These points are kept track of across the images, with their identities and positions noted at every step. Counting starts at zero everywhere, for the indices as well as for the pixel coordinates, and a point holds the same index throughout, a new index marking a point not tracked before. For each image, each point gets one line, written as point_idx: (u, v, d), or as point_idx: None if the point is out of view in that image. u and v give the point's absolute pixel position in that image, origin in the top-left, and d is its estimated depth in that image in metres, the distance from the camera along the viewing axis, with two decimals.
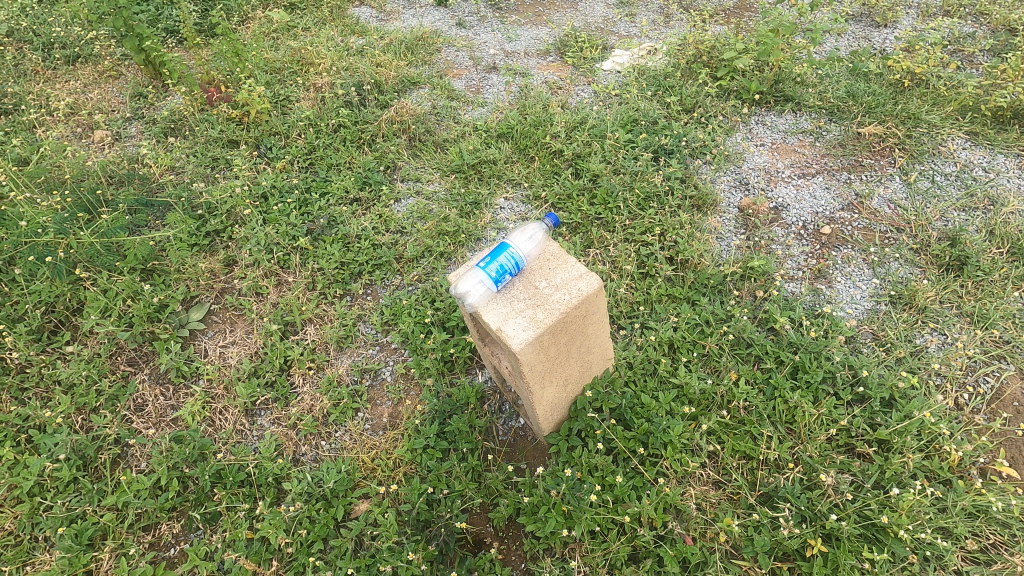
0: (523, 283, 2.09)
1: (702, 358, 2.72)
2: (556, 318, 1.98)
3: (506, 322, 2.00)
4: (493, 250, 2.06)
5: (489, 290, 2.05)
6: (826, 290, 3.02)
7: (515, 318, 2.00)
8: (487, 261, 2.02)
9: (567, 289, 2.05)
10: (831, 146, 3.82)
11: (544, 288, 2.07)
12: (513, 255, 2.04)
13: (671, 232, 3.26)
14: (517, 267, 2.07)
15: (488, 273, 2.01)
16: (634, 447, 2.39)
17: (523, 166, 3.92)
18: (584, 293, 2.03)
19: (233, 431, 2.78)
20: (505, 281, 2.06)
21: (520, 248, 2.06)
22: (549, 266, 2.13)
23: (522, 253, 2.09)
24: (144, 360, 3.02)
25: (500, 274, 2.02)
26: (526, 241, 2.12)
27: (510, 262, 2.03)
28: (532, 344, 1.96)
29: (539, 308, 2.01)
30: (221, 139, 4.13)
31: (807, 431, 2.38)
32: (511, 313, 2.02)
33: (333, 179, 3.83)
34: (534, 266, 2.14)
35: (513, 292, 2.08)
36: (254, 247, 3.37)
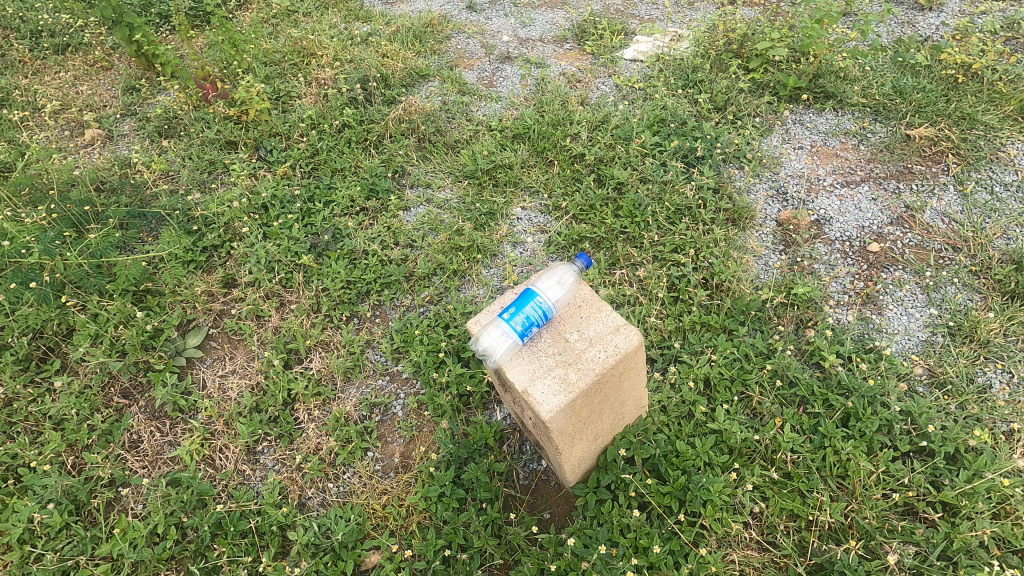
0: (551, 335, 1.86)
1: (741, 400, 2.50)
2: (591, 380, 1.75)
3: (533, 382, 1.77)
4: (518, 297, 1.82)
5: (514, 344, 1.81)
6: (876, 318, 2.76)
7: (543, 380, 1.77)
8: (512, 311, 1.79)
9: (602, 345, 1.81)
10: (877, 151, 3.51)
11: (576, 341, 1.84)
12: (541, 305, 1.80)
13: (705, 251, 3.00)
14: (546, 318, 1.83)
15: (514, 328, 1.76)
16: (670, 504, 2.19)
17: (541, 171, 3.63)
18: (622, 351, 1.79)
19: (235, 472, 2.60)
20: (532, 334, 1.82)
21: (548, 298, 1.81)
22: (581, 314, 1.89)
23: (551, 301, 1.85)
24: (139, 391, 2.83)
25: (527, 327, 1.78)
26: (555, 288, 1.88)
27: (538, 315, 1.79)
28: (563, 411, 1.74)
29: (571, 367, 1.78)
30: (218, 141, 3.87)
31: (861, 489, 2.16)
32: (538, 371, 1.80)
33: (338, 186, 3.57)
34: (563, 314, 1.90)
35: (541, 346, 1.84)
36: (253, 266, 3.14)
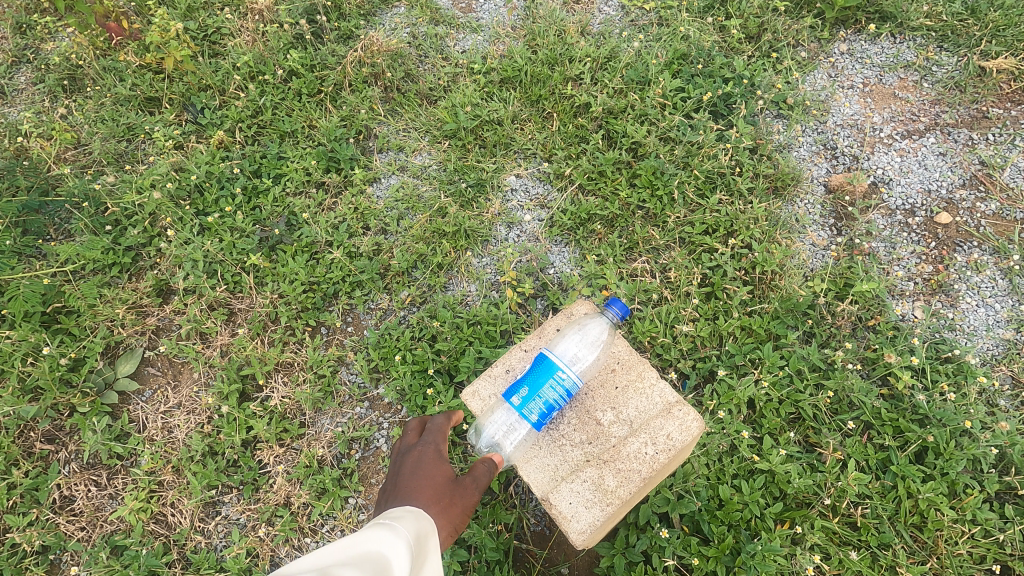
0: (585, 423, 1.69)
1: (794, 428, 2.08)
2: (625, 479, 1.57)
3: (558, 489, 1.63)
4: (533, 372, 1.40)
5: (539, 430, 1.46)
6: (948, 312, 2.29)
7: (576, 483, 1.63)
8: (526, 395, 1.39)
9: (643, 444, 1.65)
10: (945, 91, 2.86)
11: (609, 428, 1.67)
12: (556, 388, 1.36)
13: (744, 233, 2.45)
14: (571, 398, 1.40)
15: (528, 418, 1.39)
16: (716, 570, 1.83)
17: (537, 127, 2.91)
18: (666, 452, 1.63)
19: (192, 531, 2.18)
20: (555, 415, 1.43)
21: (571, 375, 1.37)
22: (617, 397, 1.70)
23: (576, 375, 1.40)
24: (66, 434, 2.35)
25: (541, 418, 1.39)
26: (574, 360, 1.70)
27: (558, 396, 1.37)
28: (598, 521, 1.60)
29: (608, 470, 1.63)
30: (135, 99, 3.11)
31: (943, 544, 1.80)
32: (565, 471, 1.66)
33: (289, 156, 2.89)
34: (597, 395, 1.72)
35: (574, 438, 1.68)
36: (190, 270, 2.55)
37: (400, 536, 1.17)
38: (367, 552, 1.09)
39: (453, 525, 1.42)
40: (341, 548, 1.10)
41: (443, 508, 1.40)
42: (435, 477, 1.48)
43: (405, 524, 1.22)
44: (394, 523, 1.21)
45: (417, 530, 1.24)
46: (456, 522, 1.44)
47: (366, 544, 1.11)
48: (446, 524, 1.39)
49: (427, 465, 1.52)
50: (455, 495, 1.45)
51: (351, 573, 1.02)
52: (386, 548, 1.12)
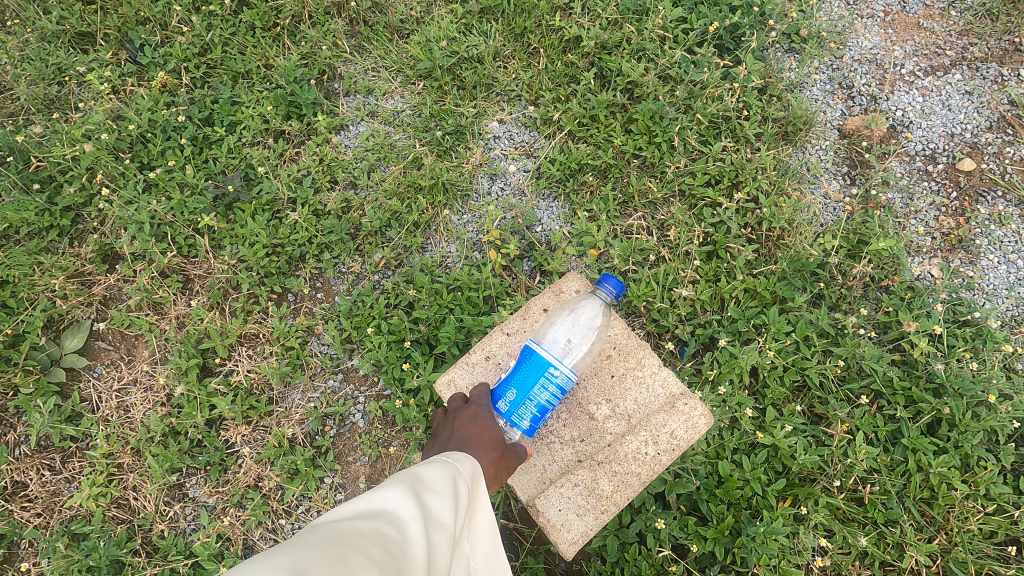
0: (576, 417, 1.80)
1: (800, 398, 1.94)
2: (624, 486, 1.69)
3: (546, 491, 1.74)
4: (519, 373, 1.43)
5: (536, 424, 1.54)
6: (968, 270, 2.12)
7: (570, 481, 1.74)
8: (515, 396, 1.42)
9: (639, 442, 1.74)
10: (976, 19, 2.55)
11: (601, 426, 1.78)
12: (551, 391, 1.38)
13: (750, 185, 2.22)
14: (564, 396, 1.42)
15: (521, 425, 1.42)
16: (714, 552, 1.73)
17: (522, 65, 2.59)
18: (662, 450, 1.72)
19: (158, 516, 2.05)
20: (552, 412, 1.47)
21: (561, 372, 1.37)
22: (606, 390, 1.80)
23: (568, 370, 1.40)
24: (13, 415, 2.16)
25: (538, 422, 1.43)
26: (566, 344, 1.68)
27: (549, 397, 1.39)
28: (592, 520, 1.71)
29: (601, 469, 1.73)
30: (64, 35, 2.72)
31: (953, 521, 1.70)
32: (554, 473, 1.77)
33: (243, 100, 2.56)
34: (587, 388, 1.81)
35: (566, 435, 1.79)
36: (137, 233, 2.29)
37: (473, 471, 1.20)
38: (448, 478, 1.12)
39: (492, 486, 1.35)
40: (424, 468, 1.13)
41: (491, 465, 1.32)
42: (489, 429, 1.41)
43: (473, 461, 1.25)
44: (464, 458, 1.23)
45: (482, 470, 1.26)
46: (499, 480, 1.37)
47: (445, 472, 1.13)
48: (491, 479, 1.32)
49: (475, 416, 1.44)
50: (505, 452, 1.39)
51: (441, 495, 1.06)
52: (461, 481, 1.15)
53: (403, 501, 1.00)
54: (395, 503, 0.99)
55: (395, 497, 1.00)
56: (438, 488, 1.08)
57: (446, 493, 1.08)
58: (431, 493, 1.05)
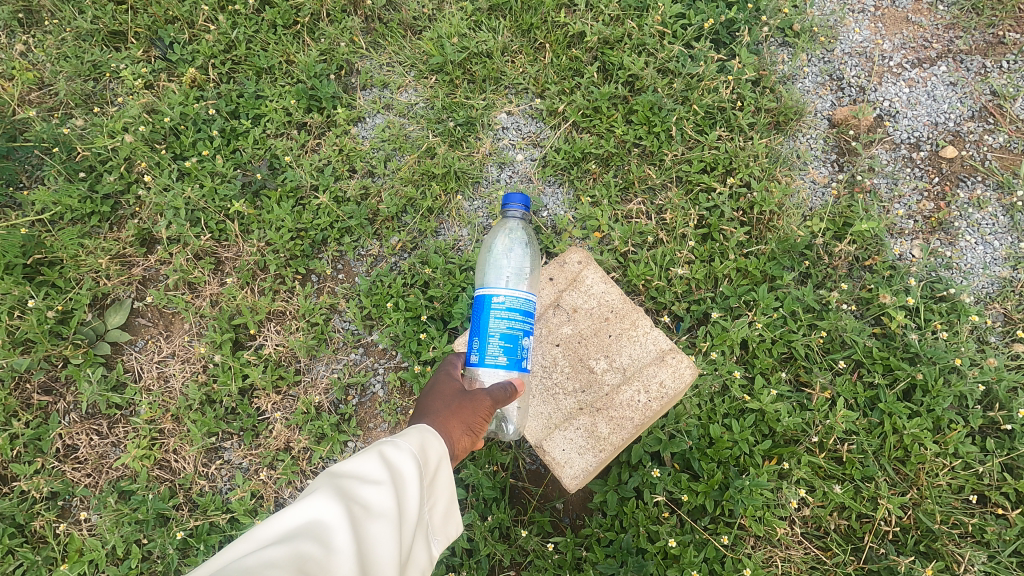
0: (577, 369, 1.93)
1: (786, 367, 2.10)
2: (624, 431, 1.83)
3: (549, 436, 1.87)
4: (476, 323, 1.55)
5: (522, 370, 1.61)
6: (947, 251, 2.27)
7: (571, 429, 1.87)
8: (482, 342, 1.52)
9: (636, 390, 1.88)
10: (962, 13, 2.67)
11: (600, 378, 1.92)
12: (512, 315, 1.50)
13: (743, 171, 2.37)
14: (519, 317, 1.52)
15: (498, 362, 1.50)
16: (705, 505, 1.90)
17: (529, 59, 2.74)
18: (659, 396, 1.85)
19: (197, 476, 2.24)
20: (525, 345, 1.56)
21: (501, 295, 1.49)
22: (607, 343, 1.95)
23: (523, 294, 1.53)
24: (62, 385, 2.36)
25: (513, 353, 1.51)
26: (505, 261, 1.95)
27: (506, 322, 1.50)
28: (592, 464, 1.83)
29: (601, 416, 1.87)
30: (98, 34, 2.90)
31: (924, 476, 1.86)
32: (559, 419, 1.88)
33: (267, 95, 2.73)
34: (589, 342, 1.97)
35: (566, 386, 1.91)
36: (173, 218, 2.48)
37: (410, 448, 1.20)
38: (383, 464, 1.11)
39: (468, 433, 1.46)
40: (355, 463, 1.10)
41: (450, 417, 1.45)
42: (447, 393, 1.55)
43: (411, 434, 1.25)
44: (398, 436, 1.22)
45: (425, 438, 1.28)
46: (471, 427, 1.47)
47: (375, 458, 1.12)
48: (456, 428, 1.44)
49: (440, 386, 1.60)
50: (464, 402, 1.50)
51: (375, 491, 1.05)
52: (396, 462, 1.15)
53: (327, 508, 0.97)
54: (319, 512, 0.97)
55: (320, 506, 0.98)
56: (369, 479, 1.07)
57: (378, 482, 1.08)
58: (362, 491, 1.03)
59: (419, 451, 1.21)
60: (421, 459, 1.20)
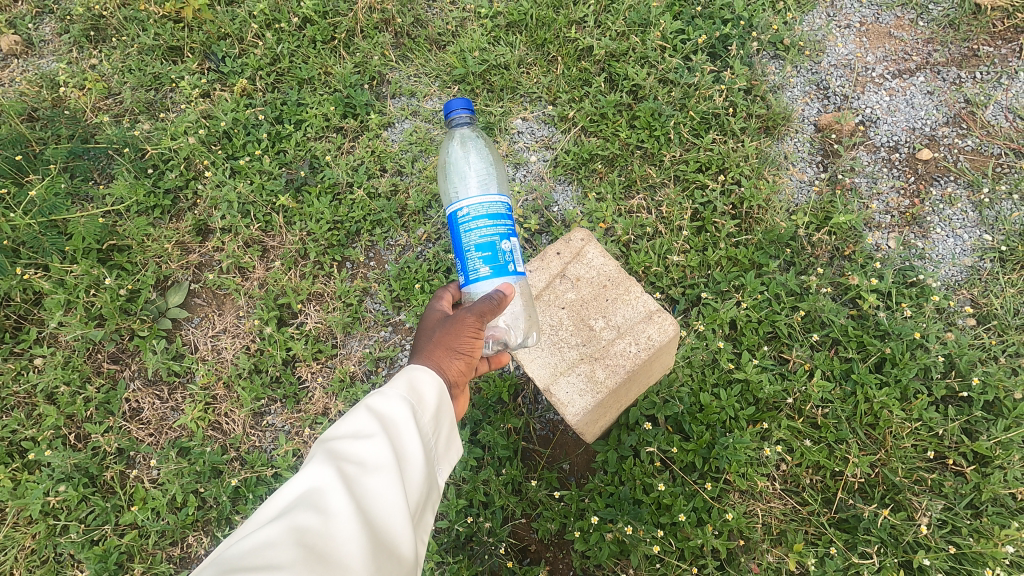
0: (576, 323, 2.01)
1: (770, 344, 2.35)
2: (619, 376, 1.87)
3: (547, 387, 1.92)
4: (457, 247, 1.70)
5: (517, 275, 1.70)
6: (920, 242, 2.50)
7: (569, 377, 1.92)
8: (464, 261, 1.66)
9: (632, 340, 1.93)
10: (939, 29, 2.92)
11: (599, 332, 1.98)
12: (479, 225, 1.61)
13: (734, 170, 2.64)
14: (487, 221, 1.62)
15: (481, 271, 1.63)
16: (694, 462, 2.14)
17: (542, 71, 3.04)
18: (654, 344, 1.89)
19: (245, 436, 2.53)
20: (506, 249, 1.65)
21: (463, 207, 1.63)
22: (605, 300, 2.03)
23: (486, 200, 1.64)
24: (129, 355, 2.69)
25: (494, 261, 1.63)
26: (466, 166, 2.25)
27: (476, 230, 1.62)
28: (590, 409, 1.86)
29: (598, 365, 1.92)
30: (159, 49, 3.25)
31: (891, 439, 2.09)
32: (563, 366, 1.94)
33: (308, 102, 3.06)
34: (587, 300, 2.05)
35: (565, 339, 1.99)
36: (226, 210, 2.81)
37: (394, 399, 1.35)
38: (370, 421, 1.28)
39: (458, 358, 1.61)
40: (343, 432, 1.26)
41: (436, 349, 1.59)
42: (431, 332, 1.68)
43: (395, 385, 1.40)
44: (382, 388, 1.37)
45: (412, 385, 1.43)
46: (458, 351, 1.61)
47: (361, 419, 1.28)
48: (444, 358, 1.59)
49: (429, 323, 1.74)
50: (444, 334, 1.62)
51: (365, 450, 1.22)
52: (382, 417, 1.31)
53: (319, 478, 1.15)
54: (314, 481, 1.15)
55: (313, 479, 1.15)
56: (357, 439, 1.24)
57: (365, 438, 1.24)
58: (351, 457, 1.21)
59: (403, 399, 1.36)
60: (408, 406, 1.35)
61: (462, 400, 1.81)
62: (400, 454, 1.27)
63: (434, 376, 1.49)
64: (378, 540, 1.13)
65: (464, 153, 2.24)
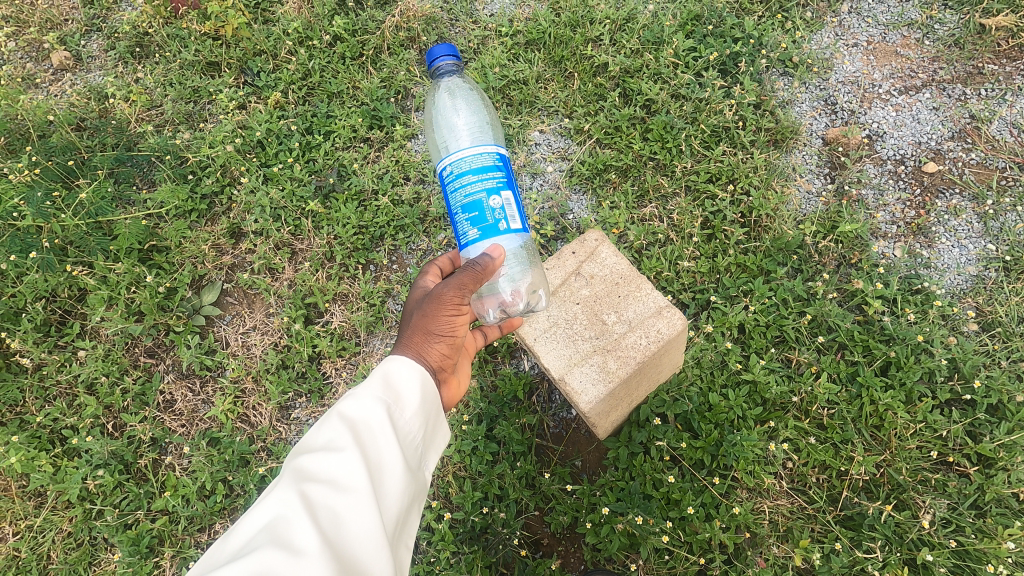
0: (590, 318, 2.12)
1: (777, 347, 2.42)
2: (630, 367, 1.97)
3: (561, 377, 2.03)
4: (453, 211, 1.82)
5: (510, 229, 1.76)
6: (925, 252, 2.57)
7: (583, 368, 2.02)
8: (458, 222, 1.78)
9: (643, 332, 2.03)
10: (944, 48, 3.02)
11: (611, 326, 2.09)
12: (464, 183, 1.73)
13: (743, 181, 2.74)
14: (471, 177, 1.73)
15: (470, 230, 1.73)
16: (703, 459, 2.22)
17: (559, 86, 3.19)
18: (664, 337, 2.00)
19: (271, 429, 2.65)
20: (493, 205, 1.73)
21: (449, 168, 1.76)
22: (618, 296, 2.13)
23: (470, 155, 1.74)
24: (164, 350, 2.85)
25: (481, 221, 1.73)
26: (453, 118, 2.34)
27: (463, 189, 1.74)
28: (602, 397, 1.96)
29: (610, 356, 2.02)
30: (198, 63, 3.46)
31: (896, 439, 2.15)
32: (577, 357, 2.05)
33: (337, 114, 3.23)
34: (601, 296, 2.15)
35: (579, 332, 2.10)
36: (259, 215, 2.97)
37: (366, 404, 1.41)
38: (339, 435, 1.33)
39: (439, 341, 1.69)
40: (313, 450, 1.32)
41: (416, 337, 1.68)
42: (410, 323, 1.76)
43: (367, 389, 1.45)
44: (352, 395, 1.42)
45: (387, 384, 1.49)
46: (437, 334, 1.69)
47: (332, 432, 1.34)
48: (424, 343, 1.67)
49: (408, 314, 1.82)
50: (422, 323, 1.70)
51: (333, 469, 1.29)
52: (354, 426, 1.37)
53: (286, 506, 1.21)
54: (281, 509, 1.21)
55: (281, 506, 1.21)
56: (328, 455, 1.30)
57: (337, 453, 1.31)
58: (320, 477, 1.27)
59: (376, 403, 1.42)
60: (380, 412, 1.40)
61: (457, 384, 1.88)
62: (374, 461, 1.34)
63: (412, 365, 1.55)
64: (351, 556, 1.20)
65: (452, 104, 2.32)
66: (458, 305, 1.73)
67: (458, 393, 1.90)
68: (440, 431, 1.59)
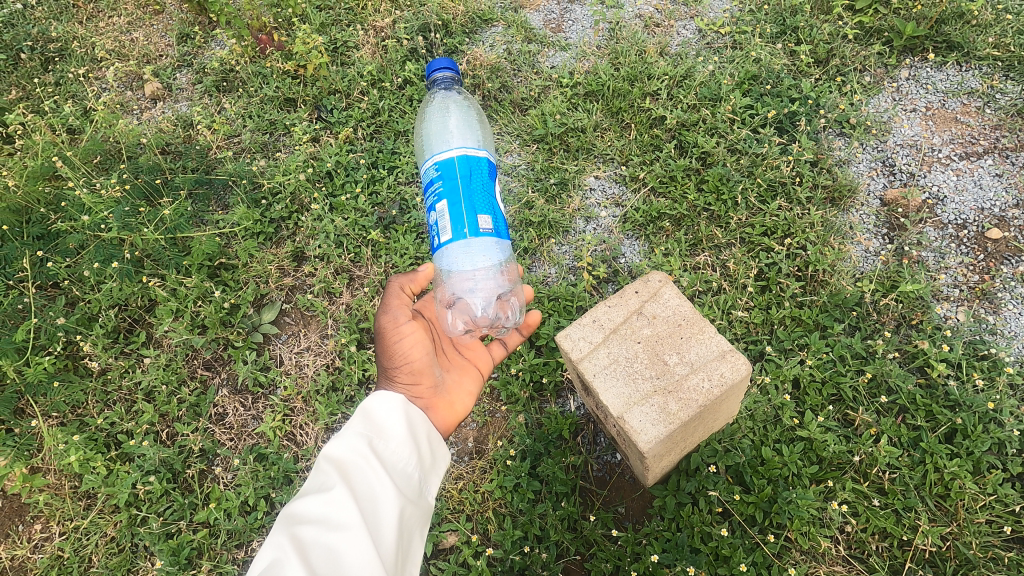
0: (651, 357, 2.11)
1: (834, 405, 2.36)
2: (692, 409, 1.96)
3: (619, 415, 2.01)
4: None
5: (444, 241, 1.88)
6: (990, 318, 2.51)
7: (643, 407, 2.01)
8: None
9: (705, 376, 2.03)
10: (1007, 117, 3.03)
11: (673, 367, 2.08)
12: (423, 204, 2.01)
13: (800, 235, 2.75)
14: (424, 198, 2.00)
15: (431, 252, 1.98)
16: (755, 515, 2.14)
17: (616, 136, 3.29)
18: (727, 381, 2.00)
19: (315, 448, 2.67)
20: (432, 220, 1.92)
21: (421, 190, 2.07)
22: (681, 338, 2.13)
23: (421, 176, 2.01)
24: (221, 363, 2.95)
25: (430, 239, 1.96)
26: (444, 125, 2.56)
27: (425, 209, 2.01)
28: (660, 439, 1.94)
29: (671, 397, 2.01)
30: (277, 99, 3.70)
31: (963, 511, 2.05)
32: (637, 397, 2.04)
33: (402, 151, 3.40)
34: (663, 336, 2.15)
35: (639, 371, 2.09)
36: (322, 241, 3.12)
37: (348, 445, 1.60)
38: (328, 477, 1.51)
39: (398, 373, 1.94)
40: (303, 497, 1.48)
41: (384, 373, 1.97)
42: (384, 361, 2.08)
43: (352, 430, 1.65)
44: (334, 438, 1.61)
45: (366, 423, 1.69)
46: (393, 367, 1.95)
47: (322, 476, 1.51)
48: (389, 377, 1.95)
49: None
50: (383, 361, 1.99)
51: (324, 507, 1.44)
52: (339, 466, 1.54)
53: (281, 547, 1.34)
54: (277, 551, 1.33)
55: (278, 548, 1.34)
56: (318, 497, 1.46)
57: (326, 493, 1.47)
58: (313, 516, 1.42)
59: (358, 443, 1.61)
60: (364, 449, 1.60)
61: (451, 407, 2.06)
62: (365, 494, 1.50)
63: (388, 398, 1.77)
64: None
65: (444, 110, 2.56)
66: (398, 334, 1.96)
67: (456, 414, 2.07)
68: (433, 463, 1.79)
